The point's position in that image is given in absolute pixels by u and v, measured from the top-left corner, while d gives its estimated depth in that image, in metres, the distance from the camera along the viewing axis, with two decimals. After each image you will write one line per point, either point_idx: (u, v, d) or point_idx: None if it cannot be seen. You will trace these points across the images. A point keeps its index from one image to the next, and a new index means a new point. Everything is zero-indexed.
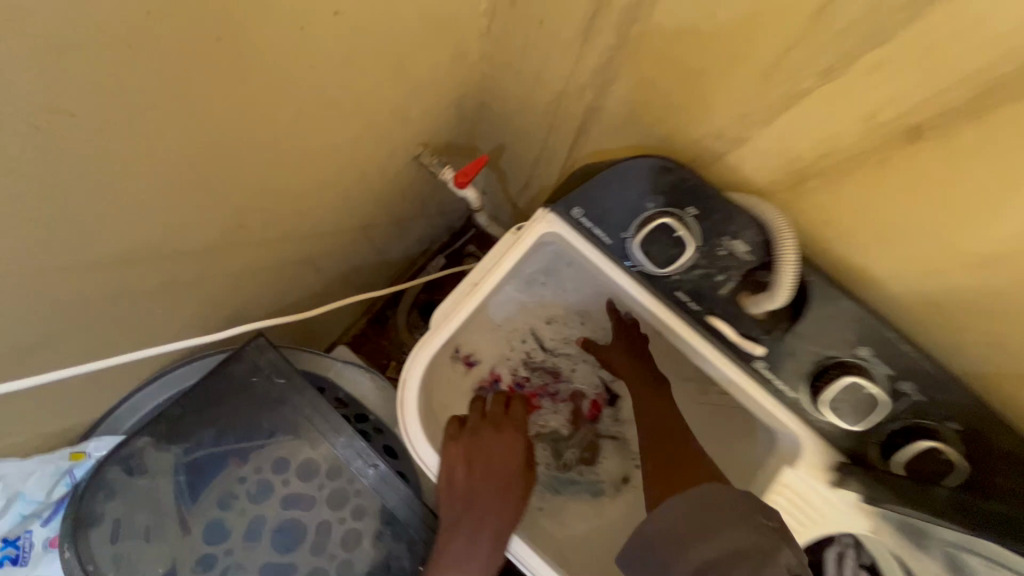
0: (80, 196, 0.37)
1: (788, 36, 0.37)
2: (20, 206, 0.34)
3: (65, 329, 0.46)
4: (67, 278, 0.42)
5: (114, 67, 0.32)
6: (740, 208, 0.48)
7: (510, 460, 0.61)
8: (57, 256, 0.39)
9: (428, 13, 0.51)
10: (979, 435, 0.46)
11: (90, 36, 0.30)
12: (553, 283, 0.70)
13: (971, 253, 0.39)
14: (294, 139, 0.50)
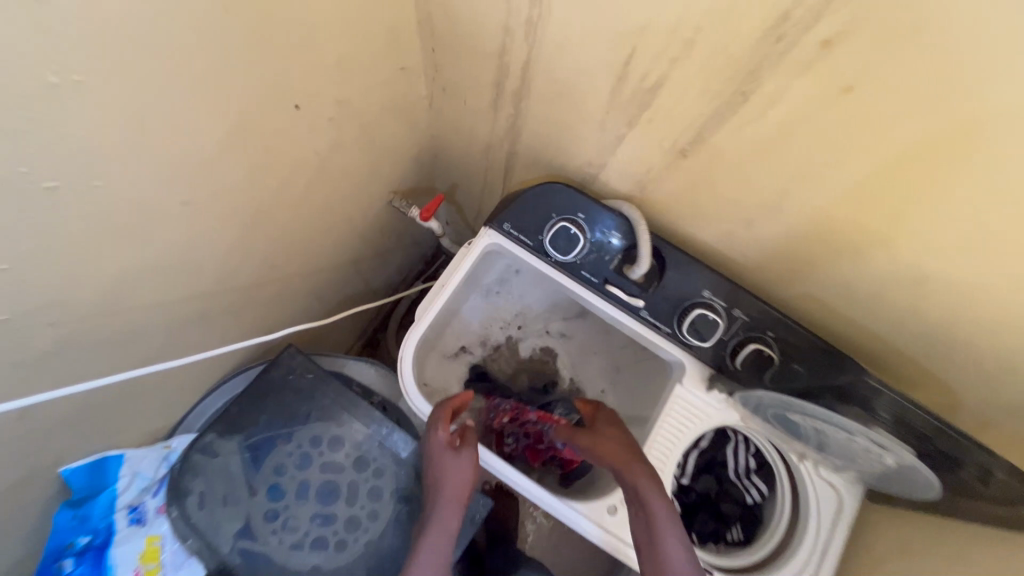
0: (186, 259, 0.58)
1: (604, 107, 0.61)
2: (156, 269, 0.55)
3: (164, 354, 0.66)
4: (173, 316, 0.62)
5: (210, 177, 0.54)
6: (612, 210, 0.74)
7: (456, 473, 0.71)
8: (169, 300, 0.60)
9: (385, 104, 0.74)
10: (783, 334, 0.70)
11: (201, 164, 0.51)
12: (505, 290, 0.97)
13: (741, 219, 0.64)
14: (303, 201, 0.72)
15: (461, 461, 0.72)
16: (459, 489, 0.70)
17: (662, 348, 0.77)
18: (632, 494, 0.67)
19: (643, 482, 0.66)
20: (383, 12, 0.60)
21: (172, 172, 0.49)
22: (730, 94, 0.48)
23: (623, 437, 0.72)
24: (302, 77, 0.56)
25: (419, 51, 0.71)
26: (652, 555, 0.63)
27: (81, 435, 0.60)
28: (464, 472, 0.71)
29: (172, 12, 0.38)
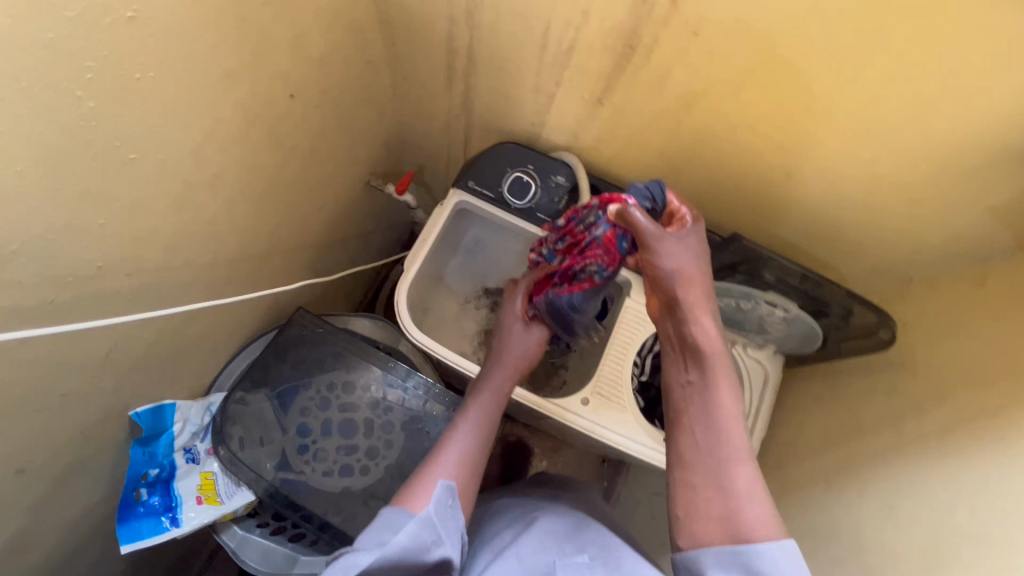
0: (218, 229, 0.71)
1: (536, 74, 0.77)
2: (199, 237, 0.68)
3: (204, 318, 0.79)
4: (211, 281, 0.75)
5: (232, 158, 0.67)
6: (556, 160, 0.91)
7: (516, 351, 0.76)
8: (209, 267, 0.73)
9: (357, 93, 0.89)
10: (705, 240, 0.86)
11: (226, 146, 0.65)
12: (481, 248, 1.09)
13: (653, 151, 0.81)
14: (300, 180, 0.87)
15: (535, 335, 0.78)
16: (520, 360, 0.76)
17: None
18: (689, 350, 0.64)
19: (708, 336, 0.64)
20: (351, 14, 0.75)
21: (208, 153, 0.63)
22: (623, 46, 0.65)
23: (700, 274, 0.66)
24: (293, 70, 0.71)
25: (382, 46, 0.86)
26: (707, 412, 0.61)
27: (144, 384, 0.73)
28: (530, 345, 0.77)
29: (207, 19, 0.53)
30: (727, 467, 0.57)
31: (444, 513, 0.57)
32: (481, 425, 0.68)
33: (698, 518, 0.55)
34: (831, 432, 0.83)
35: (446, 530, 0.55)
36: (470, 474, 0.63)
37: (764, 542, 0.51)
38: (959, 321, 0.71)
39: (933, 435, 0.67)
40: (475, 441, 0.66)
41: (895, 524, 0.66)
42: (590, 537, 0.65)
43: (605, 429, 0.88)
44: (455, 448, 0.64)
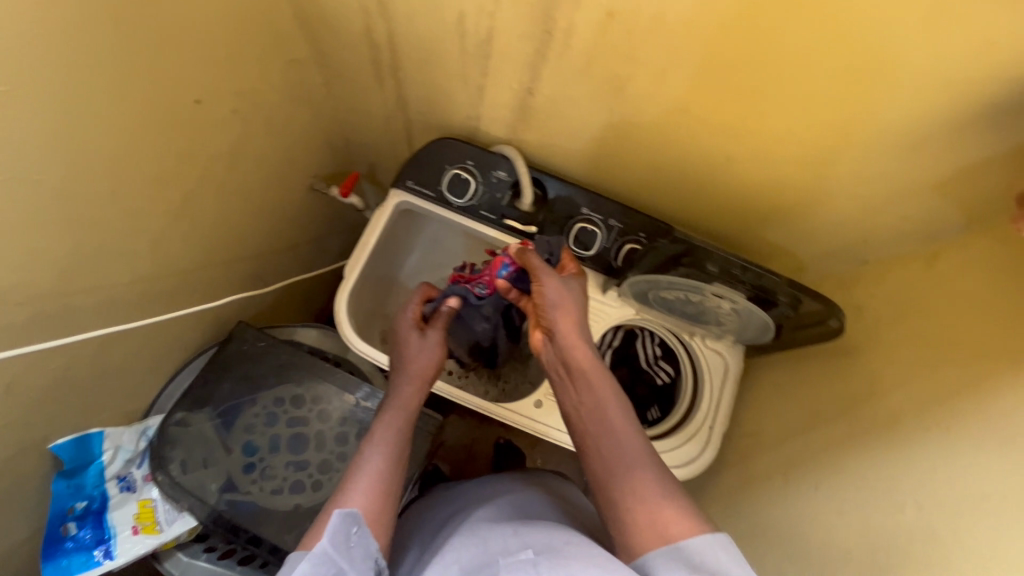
0: (126, 248, 0.67)
1: (460, 65, 0.73)
2: (102, 258, 0.64)
3: (129, 342, 0.75)
4: (130, 302, 0.72)
5: (129, 172, 0.63)
6: (496, 154, 0.86)
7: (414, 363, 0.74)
8: (124, 288, 0.70)
9: (283, 94, 0.84)
10: (656, 227, 0.83)
11: (119, 159, 0.61)
12: (432, 247, 1.04)
13: (592, 140, 0.77)
14: (226, 189, 0.82)
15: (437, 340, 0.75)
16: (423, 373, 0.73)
17: None
18: (574, 373, 0.64)
19: (587, 358, 0.64)
20: (259, 11, 0.70)
21: (95, 168, 0.58)
22: (541, 33, 0.61)
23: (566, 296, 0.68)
24: (195, 74, 0.66)
25: (304, 42, 0.81)
26: (597, 426, 0.61)
27: (62, 414, 0.69)
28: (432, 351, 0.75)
29: (68, 25, 0.48)
30: (630, 474, 0.56)
31: (343, 544, 0.52)
32: (392, 446, 0.65)
33: (627, 532, 0.54)
34: (788, 421, 0.81)
35: (347, 558, 0.51)
36: (381, 501, 0.60)
37: (688, 540, 0.50)
38: (909, 304, 0.68)
39: (882, 424, 0.65)
40: (384, 464, 0.63)
41: (845, 517, 0.64)
42: (533, 533, 0.57)
43: (559, 432, 0.86)
44: (364, 477, 0.61)
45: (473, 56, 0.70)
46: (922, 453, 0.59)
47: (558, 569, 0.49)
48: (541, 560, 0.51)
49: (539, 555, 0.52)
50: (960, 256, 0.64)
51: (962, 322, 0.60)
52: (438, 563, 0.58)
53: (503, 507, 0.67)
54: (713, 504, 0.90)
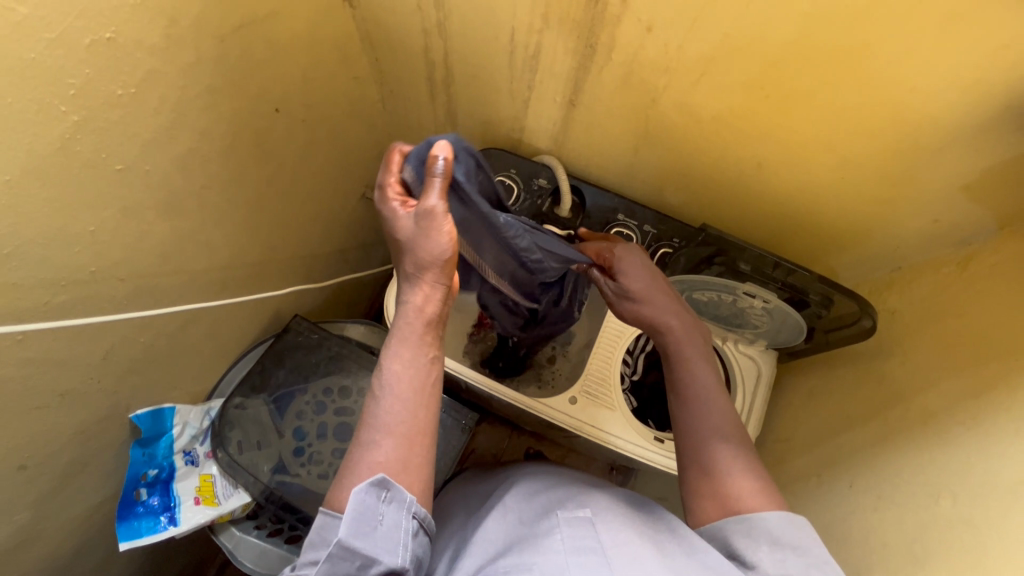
0: (208, 238, 0.75)
1: (508, 79, 0.80)
2: (189, 246, 0.72)
3: (202, 324, 0.83)
4: (206, 288, 0.79)
5: (217, 171, 0.72)
6: (538, 163, 0.92)
7: (411, 263, 0.62)
8: (202, 275, 0.77)
9: (344, 108, 0.93)
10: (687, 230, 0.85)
11: (211, 159, 0.69)
12: None
13: (629, 149, 0.82)
14: (291, 192, 0.91)
15: (427, 223, 0.59)
16: (427, 273, 0.62)
17: None
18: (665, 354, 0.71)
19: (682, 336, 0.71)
20: (330, 33, 0.79)
21: (191, 165, 0.67)
22: (585, 47, 0.67)
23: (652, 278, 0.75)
24: (275, 85, 0.75)
25: (367, 62, 0.90)
26: (681, 401, 0.66)
27: (142, 388, 0.77)
28: (422, 239, 0.60)
29: (184, 40, 0.57)
30: (707, 447, 0.62)
31: (370, 524, 0.54)
32: (402, 378, 0.61)
33: (700, 500, 0.60)
34: (823, 425, 0.81)
35: (371, 540, 0.54)
36: (405, 452, 0.58)
37: (764, 514, 0.56)
38: (941, 306, 0.70)
39: (918, 421, 0.66)
40: (406, 398, 0.60)
41: (882, 515, 0.65)
42: (590, 497, 0.60)
43: (592, 426, 0.89)
44: (384, 405, 0.60)
45: (520, 71, 0.77)
46: (958, 447, 0.59)
47: (618, 531, 0.53)
48: (599, 518, 0.55)
49: (597, 514, 0.55)
50: (993, 258, 0.65)
51: (996, 321, 0.61)
52: (498, 518, 0.61)
53: (547, 472, 0.70)
54: None
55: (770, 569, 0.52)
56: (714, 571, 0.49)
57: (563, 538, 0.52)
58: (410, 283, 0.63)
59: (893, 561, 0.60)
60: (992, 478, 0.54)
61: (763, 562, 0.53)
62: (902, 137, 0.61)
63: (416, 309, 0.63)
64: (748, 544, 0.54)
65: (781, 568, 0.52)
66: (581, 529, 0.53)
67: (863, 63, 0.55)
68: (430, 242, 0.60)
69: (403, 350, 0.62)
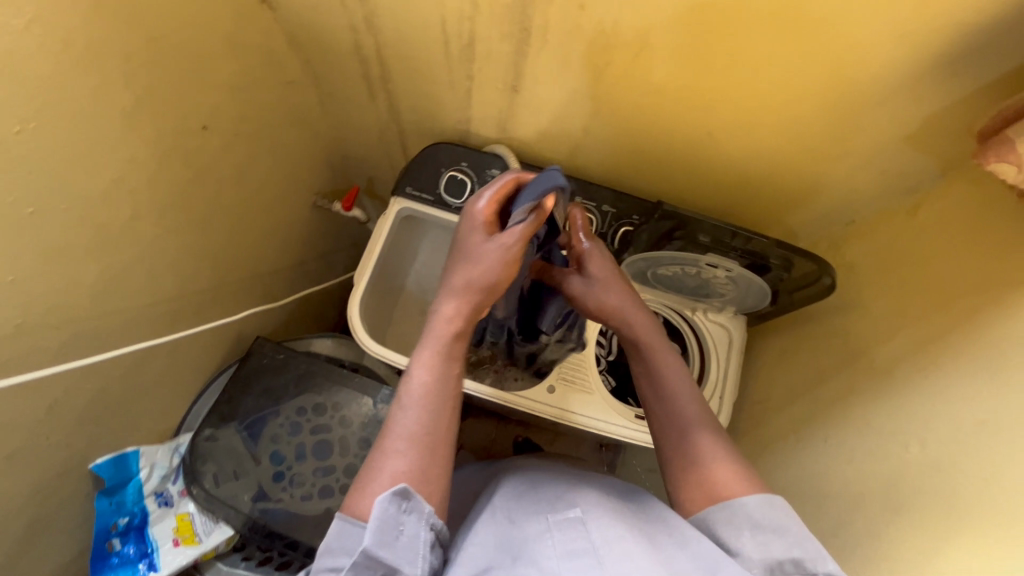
0: (148, 272, 0.71)
1: (447, 72, 0.77)
2: (127, 283, 0.68)
3: (156, 360, 0.79)
4: (154, 323, 0.76)
5: (146, 200, 0.67)
6: (489, 154, 0.90)
7: (462, 280, 0.66)
8: (148, 311, 0.73)
9: (280, 117, 0.89)
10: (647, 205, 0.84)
11: (136, 189, 0.65)
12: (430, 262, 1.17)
13: (579, 130, 0.81)
14: (235, 211, 0.86)
15: (499, 255, 0.65)
16: (473, 288, 0.66)
17: None
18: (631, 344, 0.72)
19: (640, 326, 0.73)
20: (253, 40, 0.74)
21: (114, 198, 0.62)
22: (520, 31, 0.65)
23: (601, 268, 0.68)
24: (198, 102, 0.70)
25: (297, 65, 0.85)
26: (658, 392, 0.69)
27: (99, 436, 0.73)
28: (482, 267, 0.66)
29: (82, 67, 0.53)
30: (688, 435, 0.64)
31: (391, 535, 0.53)
32: (427, 390, 0.62)
33: (687, 489, 0.61)
34: (795, 384, 0.83)
35: (393, 551, 0.53)
36: (423, 466, 0.58)
37: (743, 498, 0.57)
38: (895, 256, 0.71)
39: (882, 372, 0.67)
40: (428, 408, 0.61)
41: (855, 467, 0.67)
42: (582, 494, 0.59)
43: (573, 412, 0.88)
44: (411, 412, 0.61)
45: (458, 62, 0.74)
46: (919, 393, 0.61)
47: (610, 527, 0.52)
48: (592, 518, 0.54)
49: (589, 514, 0.55)
50: (941, 205, 0.66)
51: (947, 269, 0.63)
52: (487, 519, 0.59)
53: (531, 467, 0.69)
54: None
55: (754, 555, 0.53)
56: (702, 564, 0.51)
57: (557, 545, 0.52)
58: (452, 293, 0.67)
59: (870, 511, 0.62)
60: (955, 421, 0.56)
61: (746, 547, 0.54)
62: (841, 96, 0.61)
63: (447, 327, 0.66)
64: (732, 532, 0.55)
65: (763, 550, 0.53)
66: (573, 532, 0.53)
67: (796, 26, 0.54)
68: (487, 272, 0.65)
69: (432, 360, 0.64)
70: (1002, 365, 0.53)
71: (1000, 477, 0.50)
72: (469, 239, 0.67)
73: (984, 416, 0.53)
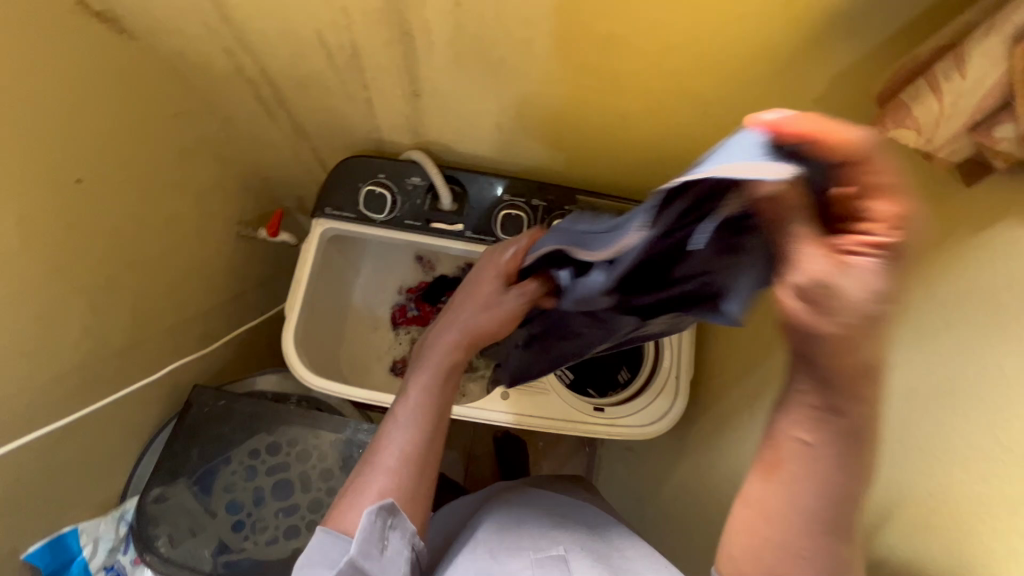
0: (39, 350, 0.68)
1: (340, 86, 0.72)
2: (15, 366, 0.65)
3: (75, 435, 0.76)
4: (61, 399, 0.72)
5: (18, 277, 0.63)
6: (407, 162, 0.86)
7: (452, 329, 0.72)
8: (49, 389, 0.70)
9: (176, 155, 0.83)
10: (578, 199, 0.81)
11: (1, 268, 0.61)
12: (374, 279, 1.16)
13: (492, 128, 0.77)
14: (140, 262, 0.82)
15: (504, 315, 0.69)
16: (473, 335, 0.71)
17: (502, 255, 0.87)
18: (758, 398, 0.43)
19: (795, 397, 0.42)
20: (118, 81, 0.69)
21: None
22: (402, 37, 0.61)
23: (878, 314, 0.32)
24: (60, 156, 0.65)
25: (183, 95, 0.79)
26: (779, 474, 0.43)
27: (24, 523, 0.71)
28: (483, 315, 0.70)
29: None
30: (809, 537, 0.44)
31: (376, 547, 0.58)
32: (426, 410, 0.68)
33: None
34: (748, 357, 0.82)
35: (377, 563, 0.58)
36: (414, 482, 0.64)
37: None
38: None
39: None
40: (423, 425, 0.67)
41: None
42: (563, 532, 0.68)
43: (532, 416, 0.87)
44: (390, 454, 0.65)
45: (347, 75, 0.69)
46: None
47: (588, 566, 0.62)
48: (571, 553, 0.64)
49: (568, 550, 0.65)
50: None
51: None
52: (470, 553, 0.65)
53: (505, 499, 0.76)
54: (698, 452, 0.92)
55: None
56: None
57: None
58: (455, 332, 0.71)
59: None
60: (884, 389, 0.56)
61: None
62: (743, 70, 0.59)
63: (449, 356, 0.71)
64: None
65: None
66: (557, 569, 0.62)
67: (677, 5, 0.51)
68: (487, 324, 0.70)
69: (428, 380, 0.70)
70: (940, 322, 0.51)
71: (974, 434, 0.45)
72: (483, 286, 0.70)
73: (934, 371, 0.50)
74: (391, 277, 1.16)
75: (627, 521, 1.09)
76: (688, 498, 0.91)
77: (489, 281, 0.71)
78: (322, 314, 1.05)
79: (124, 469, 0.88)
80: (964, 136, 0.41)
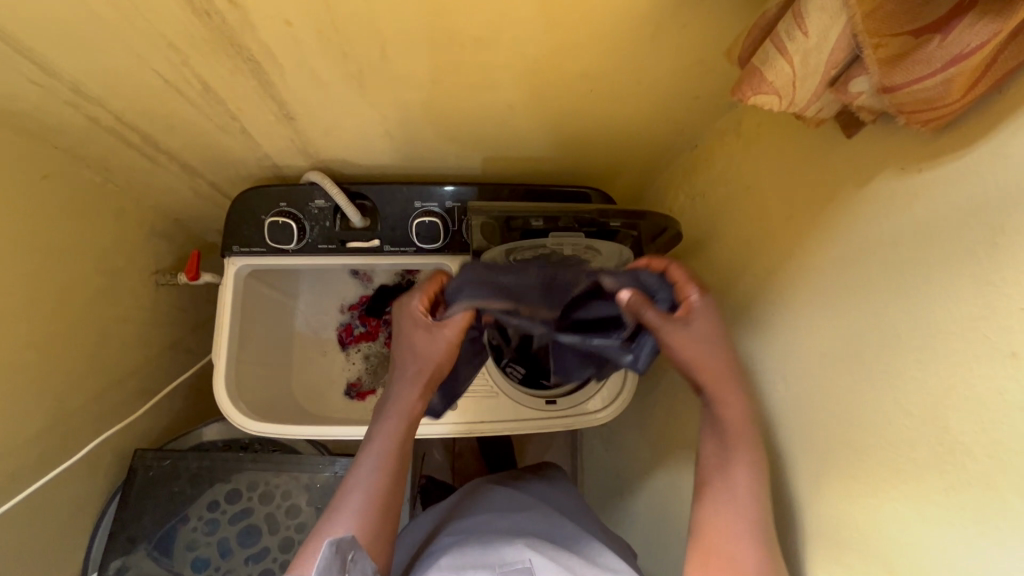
0: None
1: (210, 121, 0.67)
2: None
3: (9, 530, 0.73)
4: None
5: None
6: (307, 184, 0.82)
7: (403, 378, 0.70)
8: None
9: (61, 217, 0.77)
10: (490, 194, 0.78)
11: None
12: (311, 304, 1.10)
13: (383, 136, 0.72)
14: (45, 338, 0.77)
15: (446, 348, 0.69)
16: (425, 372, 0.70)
17: (428, 262, 0.84)
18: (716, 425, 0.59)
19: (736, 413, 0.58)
20: None
21: None
22: (248, 62, 0.56)
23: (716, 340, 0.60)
24: None
25: (46, 154, 0.73)
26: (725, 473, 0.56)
27: None
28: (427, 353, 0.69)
29: None
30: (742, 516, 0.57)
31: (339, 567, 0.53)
32: (391, 454, 0.67)
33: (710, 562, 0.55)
34: None
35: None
36: (377, 525, 0.62)
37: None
38: (735, 180, 0.67)
39: (742, 308, 0.64)
40: (386, 472, 0.66)
41: None
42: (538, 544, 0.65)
43: (484, 421, 0.85)
44: (356, 495, 0.64)
45: (212, 110, 0.64)
46: (773, 323, 0.59)
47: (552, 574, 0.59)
48: (537, 562, 0.61)
49: (535, 559, 0.62)
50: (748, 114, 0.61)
51: (776, 187, 0.59)
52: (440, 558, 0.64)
53: (472, 524, 0.72)
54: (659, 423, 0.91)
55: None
56: None
57: None
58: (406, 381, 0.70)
59: None
60: (795, 357, 0.55)
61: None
62: (616, 45, 0.55)
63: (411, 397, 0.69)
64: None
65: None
66: None
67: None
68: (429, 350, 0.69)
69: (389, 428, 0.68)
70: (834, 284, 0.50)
71: (943, 398, 0.39)
72: (416, 329, 0.70)
73: (879, 324, 0.44)
74: (329, 298, 1.11)
75: (608, 495, 1.08)
76: (650, 470, 0.91)
77: (417, 325, 0.70)
78: (261, 348, 0.99)
79: (78, 545, 0.85)
80: (824, 92, 0.42)
